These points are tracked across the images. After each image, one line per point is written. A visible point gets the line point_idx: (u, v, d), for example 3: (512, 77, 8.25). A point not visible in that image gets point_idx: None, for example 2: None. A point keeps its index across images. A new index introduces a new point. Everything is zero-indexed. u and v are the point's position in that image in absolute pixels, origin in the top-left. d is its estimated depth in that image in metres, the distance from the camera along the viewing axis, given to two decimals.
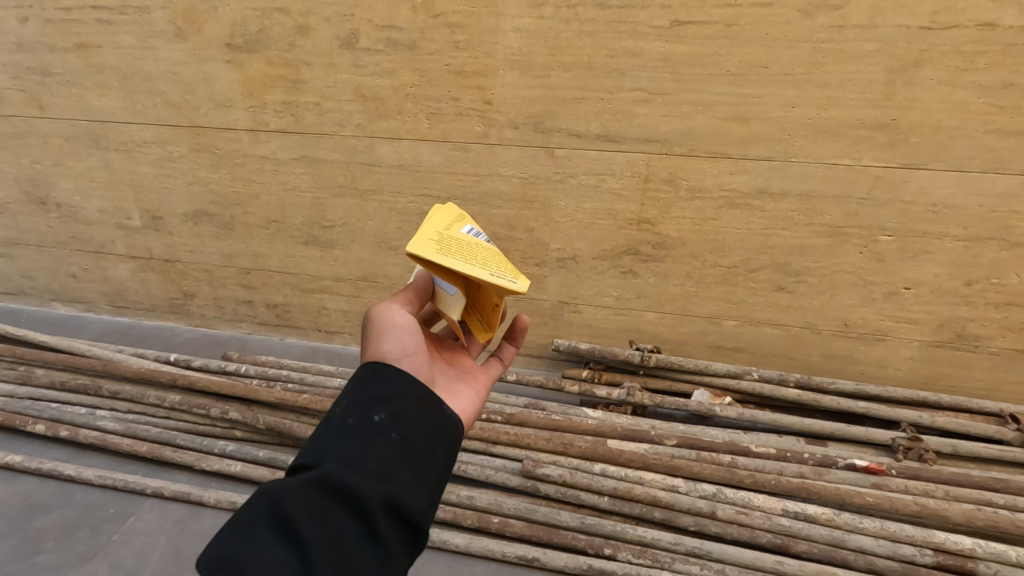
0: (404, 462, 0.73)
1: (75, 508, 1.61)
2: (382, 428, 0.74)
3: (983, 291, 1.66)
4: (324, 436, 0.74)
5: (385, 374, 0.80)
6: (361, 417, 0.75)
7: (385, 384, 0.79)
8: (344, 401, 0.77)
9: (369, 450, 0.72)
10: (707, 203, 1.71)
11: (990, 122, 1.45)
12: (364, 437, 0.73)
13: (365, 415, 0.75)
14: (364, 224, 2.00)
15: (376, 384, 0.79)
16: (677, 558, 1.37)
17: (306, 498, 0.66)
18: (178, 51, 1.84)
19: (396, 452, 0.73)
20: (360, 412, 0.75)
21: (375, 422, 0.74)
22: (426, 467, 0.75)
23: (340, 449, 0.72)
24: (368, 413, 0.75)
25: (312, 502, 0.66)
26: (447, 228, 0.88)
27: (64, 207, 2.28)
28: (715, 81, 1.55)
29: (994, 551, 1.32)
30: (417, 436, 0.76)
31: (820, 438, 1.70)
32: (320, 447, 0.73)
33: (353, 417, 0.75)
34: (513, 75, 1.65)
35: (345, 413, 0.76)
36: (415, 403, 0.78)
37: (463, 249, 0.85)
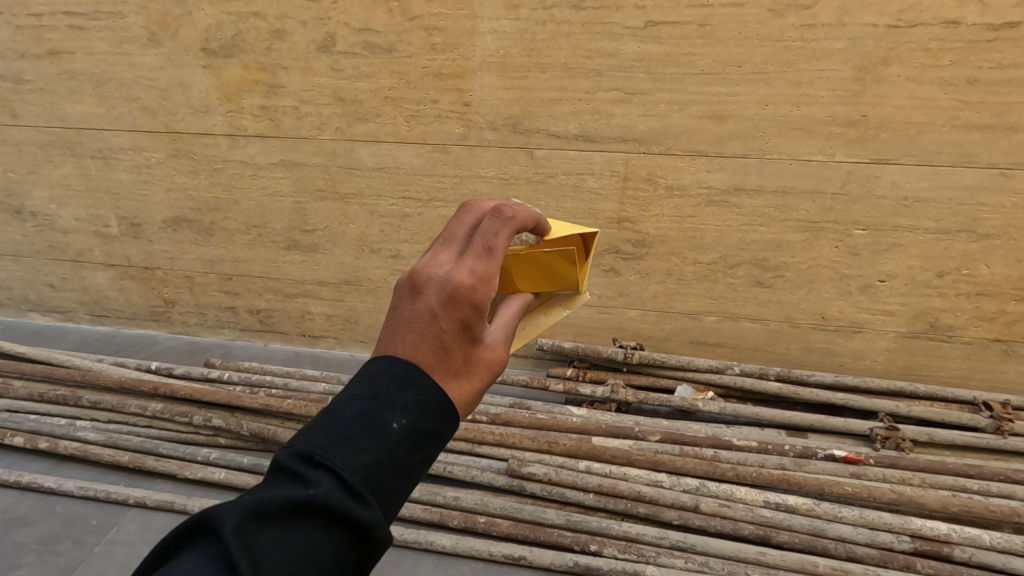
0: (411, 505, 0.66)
1: (55, 520, 1.58)
2: (418, 471, 0.64)
3: (955, 282, 1.70)
4: (370, 451, 0.59)
5: (447, 413, 0.67)
6: (410, 451, 0.62)
7: (443, 419, 0.66)
8: (404, 422, 0.62)
9: (403, 494, 0.62)
10: (685, 201, 1.73)
11: (957, 117, 1.48)
12: (404, 478, 0.62)
13: (415, 452, 0.63)
14: (345, 227, 2.00)
15: (437, 419, 0.65)
16: (662, 552, 1.38)
17: (332, 537, 0.55)
18: (152, 56, 1.83)
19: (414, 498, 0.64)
20: (413, 446, 0.62)
21: (416, 462, 0.63)
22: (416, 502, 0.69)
23: (383, 483, 0.59)
24: (418, 451, 0.63)
25: (336, 544, 0.56)
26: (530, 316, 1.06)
27: (39, 215, 2.25)
28: (690, 80, 1.57)
29: (968, 535, 1.35)
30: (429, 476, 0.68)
31: (800, 430, 1.73)
32: (367, 469, 0.58)
33: (405, 448, 0.61)
34: (491, 77, 1.66)
35: (399, 437, 0.61)
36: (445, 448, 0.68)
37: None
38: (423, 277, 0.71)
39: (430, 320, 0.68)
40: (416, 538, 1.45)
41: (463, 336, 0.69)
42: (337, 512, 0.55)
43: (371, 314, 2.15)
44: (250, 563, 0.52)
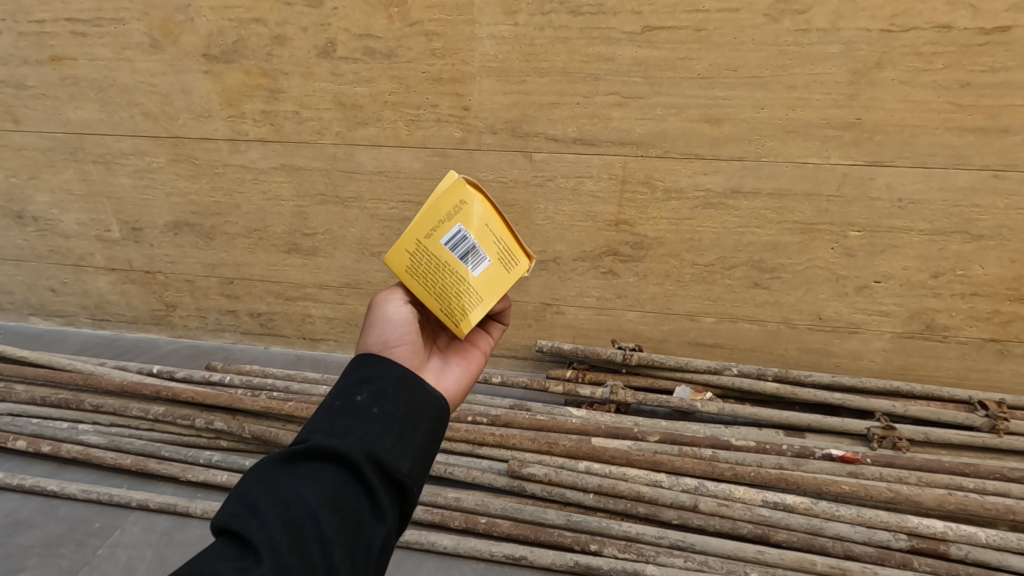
0: (390, 429, 0.80)
1: (59, 523, 1.59)
2: (366, 405, 0.81)
3: (950, 283, 1.71)
4: (317, 418, 0.81)
5: (368, 361, 0.88)
6: (347, 398, 0.82)
7: (368, 367, 0.87)
8: (335, 390, 0.85)
9: (354, 419, 0.79)
10: (683, 203, 1.75)
11: (950, 120, 1.50)
12: (349, 411, 0.80)
13: (349, 396, 0.83)
14: (346, 231, 2.01)
15: (360, 370, 0.87)
16: (662, 551, 1.39)
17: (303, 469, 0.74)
18: (154, 62, 1.84)
19: (381, 424, 0.80)
20: (345, 393, 0.83)
21: (359, 401, 0.82)
22: (412, 437, 0.82)
23: (329, 422, 0.79)
24: (353, 394, 0.83)
25: (306, 471, 0.74)
26: (429, 235, 0.90)
27: (41, 220, 2.26)
28: (687, 85, 1.59)
29: (964, 533, 1.37)
30: (399, 407, 0.82)
31: (798, 430, 1.74)
32: (313, 425, 0.80)
33: (340, 399, 0.83)
34: (490, 82, 1.68)
35: (333, 399, 0.83)
36: (395, 385, 0.84)
37: (432, 270, 0.91)
38: None
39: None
40: (418, 539, 1.46)
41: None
42: (295, 449, 0.76)
43: None
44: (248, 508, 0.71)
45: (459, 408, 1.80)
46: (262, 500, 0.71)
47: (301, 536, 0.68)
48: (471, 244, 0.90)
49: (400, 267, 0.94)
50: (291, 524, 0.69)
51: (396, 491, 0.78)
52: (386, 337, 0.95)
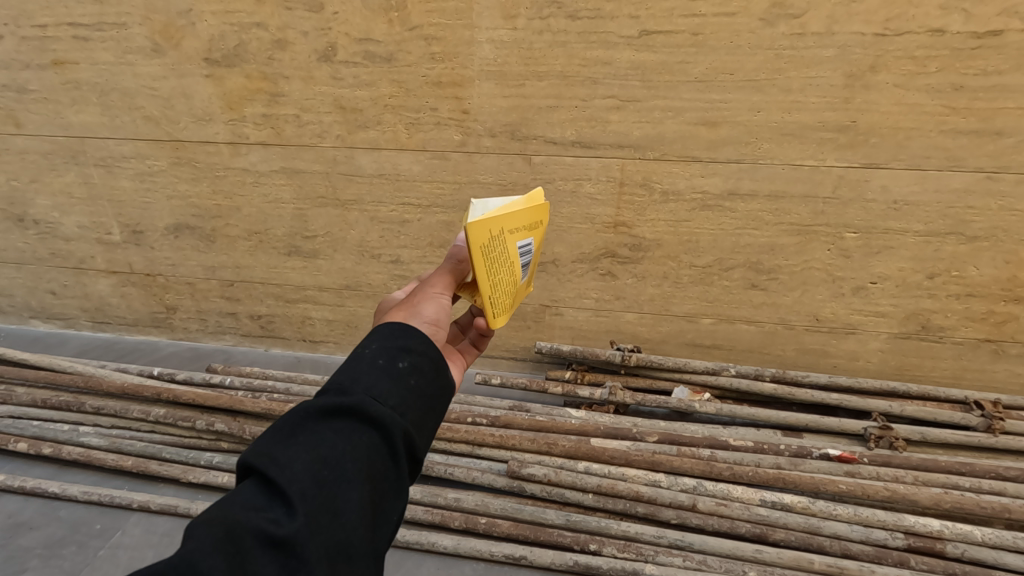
0: (421, 407, 0.73)
1: (60, 525, 1.60)
2: (407, 373, 0.73)
3: (945, 283, 1.73)
4: (355, 371, 0.71)
5: (411, 330, 0.79)
6: (388, 360, 0.74)
7: (409, 335, 0.78)
8: (373, 345, 0.76)
9: (395, 387, 0.71)
10: (680, 206, 1.76)
11: (944, 123, 1.52)
12: (389, 376, 0.72)
13: (390, 359, 0.74)
14: (346, 233, 2.02)
15: (401, 335, 0.78)
16: (661, 550, 1.40)
17: (341, 427, 0.66)
18: (155, 66, 1.86)
19: (416, 397, 0.73)
20: (385, 356, 0.74)
21: (401, 367, 0.73)
22: (434, 416, 0.76)
23: (371, 380, 0.70)
24: (393, 359, 0.74)
25: (341, 430, 0.66)
26: (510, 231, 0.90)
27: (41, 223, 2.27)
28: (684, 88, 1.60)
29: (960, 531, 1.38)
30: (432, 385, 0.76)
31: (796, 430, 1.75)
32: (348, 380, 0.71)
33: (381, 358, 0.74)
34: (489, 85, 1.69)
35: (370, 355, 0.74)
36: (433, 360, 0.77)
37: (500, 261, 0.88)
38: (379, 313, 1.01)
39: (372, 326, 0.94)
40: (418, 539, 1.47)
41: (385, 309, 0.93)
42: (331, 404, 0.67)
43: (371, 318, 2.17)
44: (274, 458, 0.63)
45: (459, 410, 1.81)
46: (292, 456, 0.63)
47: (332, 499, 0.61)
48: (526, 260, 0.98)
49: (474, 240, 0.82)
50: (325, 485, 0.62)
51: (414, 464, 0.73)
52: (436, 313, 0.85)
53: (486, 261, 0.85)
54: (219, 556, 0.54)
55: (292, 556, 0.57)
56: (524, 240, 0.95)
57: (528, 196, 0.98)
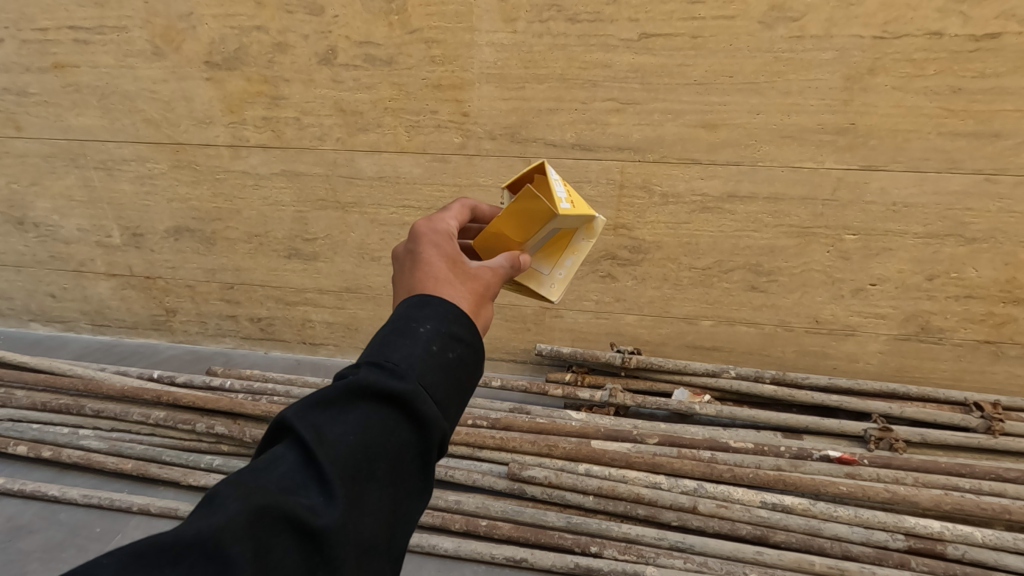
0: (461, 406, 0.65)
1: (59, 528, 1.59)
2: (456, 367, 0.64)
3: (944, 285, 1.73)
4: (406, 350, 0.61)
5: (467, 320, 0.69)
6: (441, 346, 0.64)
7: (464, 326, 0.68)
8: (430, 324, 0.65)
9: (444, 383, 0.62)
10: (680, 208, 1.77)
11: (943, 125, 1.53)
12: (441, 367, 0.62)
13: (443, 347, 0.64)
14: (346, 236, 2.03)
15: (458, 323, 0.68)
16: (661, 553, 1.40)
17: (384, 414, 0.58)
18: (156, 69, 1.86)
19: (459, 396, 0.65)
20: (440, 342, 0.64)
21: (450, 359, 0.64)
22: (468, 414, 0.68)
23: (422, 367, 0.61)
24: (446, 347, 0.64)
25: (385, 421, 0.57)
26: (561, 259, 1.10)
27: (41, 226, 2.27)
28: (683, 90, 1.61)
29: (960, 532, 1.38)
30: (472, 383, 0.68)
31: (796, 432, 1.75)
32: (403, 360, 0.61)
33: (435, 344, 0.63)
34: (489, 88, 1.70)
35: (426, 337, 0.64)
36: (479, 356, 0.68)
37: None
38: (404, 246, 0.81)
39: (411, 255, 0.77)
40: (419, 541, 1.47)
41: (442, 255, 0.77)
42: (381, 390, 0.58)
43: (371, 321, 2.17)
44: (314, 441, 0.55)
45: (459, 413, 1.81)
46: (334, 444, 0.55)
47: (363, 498, 0.54)
48: None
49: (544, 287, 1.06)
50: (360, 481, 0.54)
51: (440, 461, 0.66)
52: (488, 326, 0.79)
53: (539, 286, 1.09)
54: (247, 554, 0.47)
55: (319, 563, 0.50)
56: None
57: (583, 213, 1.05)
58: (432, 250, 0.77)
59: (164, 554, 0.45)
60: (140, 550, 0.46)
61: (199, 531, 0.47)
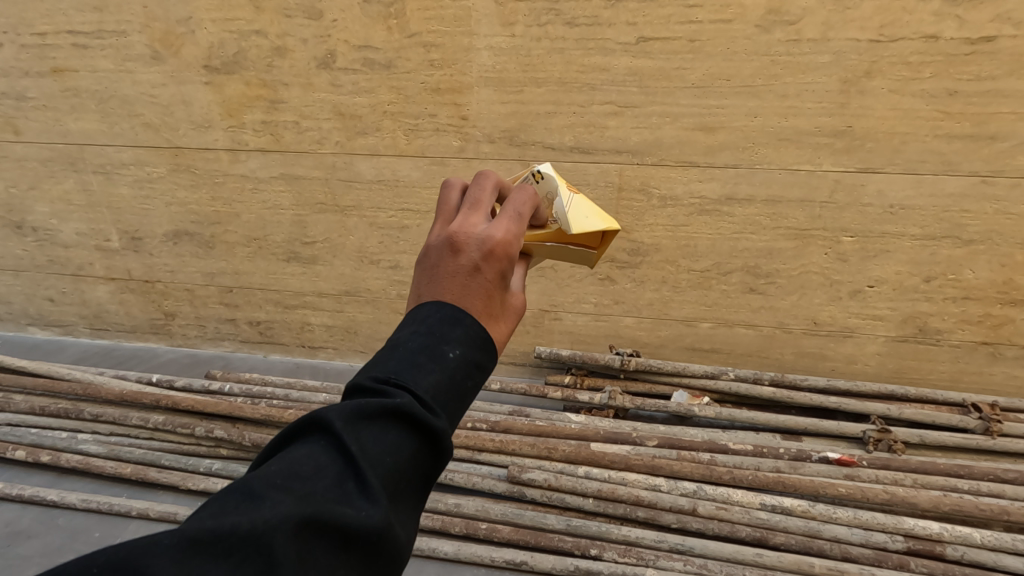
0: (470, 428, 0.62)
1: (58, 533, 1.59)
2: (476, 393, 0.60)
3: (942, 286, 1.74)
4: (436, 373, 0.56)
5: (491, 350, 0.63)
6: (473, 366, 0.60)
7: (489, 357, 0.62)
8: (462, 349, 0.59)
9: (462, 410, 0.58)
10: (678, 211, 1.78)
11: (939, 127, 1.54)
12: (463, 396, 0.58)
13: (469, 374, 0.59)
14: (345, 239, 2.03)
15: (485, 353, 0.61)
16: (661, 555, 1.40)
17: (415, 438, 0.53)
18: (155, 73, 1.86)
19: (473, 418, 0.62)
20: (468, 368, 0.59)
21: (469, 388, 0.59)
22: None
23: (447, 394, 0.57)
24: (472, 374, 0.60)
25: (414, 449, 0.53)
26: None
27: (40, 230, 2.27)
28: (681, 93, 1.62)
29: (959, 534, 1.38)
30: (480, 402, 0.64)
31: (795, 434, 1.76)
32: (435, 386, 0.55)
33: (463, 372, 0.58)
34: (488, 92, 1.70)
35: (457, 363, 0.58)
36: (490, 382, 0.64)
37: None
38: (460, 235, 0.64)
39: (469, 274, 0.62)
40: (419, 545, 1.46)
41: (500, 288, 0.64)
42: (415, 415, 0.53)
43: (370, 324, 2.17)
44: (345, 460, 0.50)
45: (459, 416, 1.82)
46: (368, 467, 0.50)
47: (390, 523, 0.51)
48: None
49: None
50: (390, 506, 0.50)
51: None
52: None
53: None
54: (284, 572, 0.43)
55: None
56: None
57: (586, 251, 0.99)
58: (491, 281, 0.63)
59: (206, 556, 0.42)
60: (184, 542, 0.42)
61: (242, 536, 0.43)
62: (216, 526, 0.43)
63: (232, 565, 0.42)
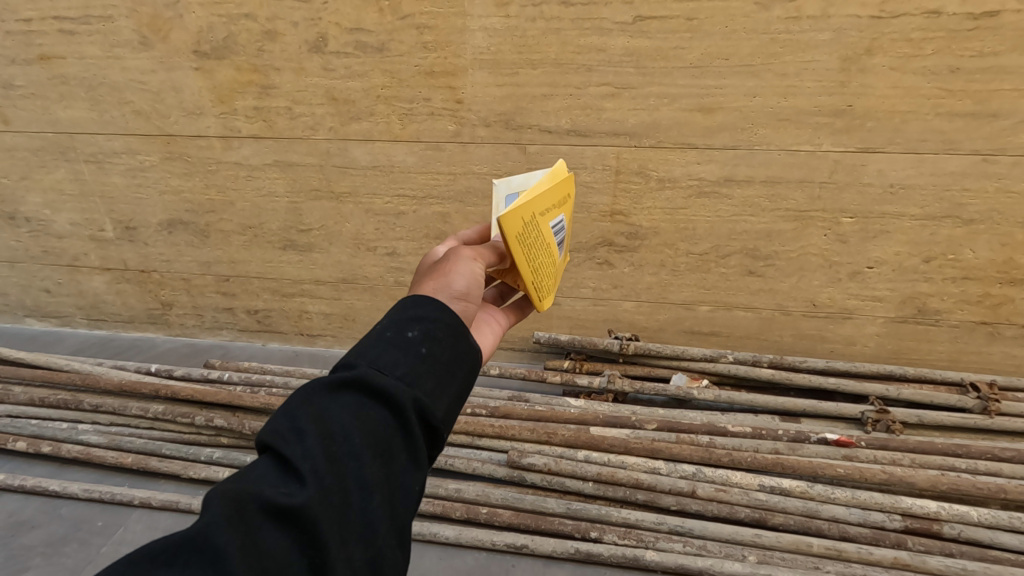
0: (434, 376, 0.68)
1: (61, 523, 1.60)
2: (417, 343, 0.68)
3: (941, 267, 1.73)
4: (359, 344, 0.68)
5: (423, 300, 0.75)
6: (395, 332, 0.69)
7: (422, 307, 0.73)
8: (384, 320, 0.72)
9: (402, 357, 0.66)
10: (676, 193, 1.76)
11: (941, 105, 1.51)
12: (398, 347, 0.67)
13: (398, 329, 0.69)
14: (341, 226, 2.01)
15: (413, 307, 0.73)
16: (661, 537, 1.41)
17: (347, 396, 0.62)
18: (144, 59, 1.83)
19: (430, 364, 0.68)
20: (395, 326, 0.70)
21: (405, 338, 0.68)
22: (451, 383, 0.70)
23: (374, 352, 0.66)
24: (402, 329, 0.70)
25: (350, 402, 0.62)
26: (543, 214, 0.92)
27: (33, 221, 2.25)
28: (679, 74, 1.59)
29: (957, 512, 1.39)
30: (444, 353, 0.70)
31: (793, 415, 1.77)
32: (358, 352, 0.67)
33: (388, 330, 0.69)
34: (482, 74, 1.68)
35: (380, 329, 0.70)
36: (448, 329, 0.72)
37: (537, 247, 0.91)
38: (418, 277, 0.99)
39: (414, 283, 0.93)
40: (419, 530, 1.47)
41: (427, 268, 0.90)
42: (339, 376, 0.64)
43: (368, 311, 2.17)
44: (287, 434, 0.59)
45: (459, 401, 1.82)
46: (303, 426, 0.59)
47: (339, 471, 0.57)
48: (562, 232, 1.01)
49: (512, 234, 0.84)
50: (332, 457, 0.57)
51: (434, 435, 0.67)
52: (465, 287, 0.81)
53: (535, 250, 0.91)
54: (231, 548, 0.50)
55: (307, 530, 0.53)
56: (556, 219, 0.98)
57: (555, 172, 0.99)
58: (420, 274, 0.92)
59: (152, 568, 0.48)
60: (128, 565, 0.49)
61: (179, 542, 0.49)
62: (155, 544, 0.50)
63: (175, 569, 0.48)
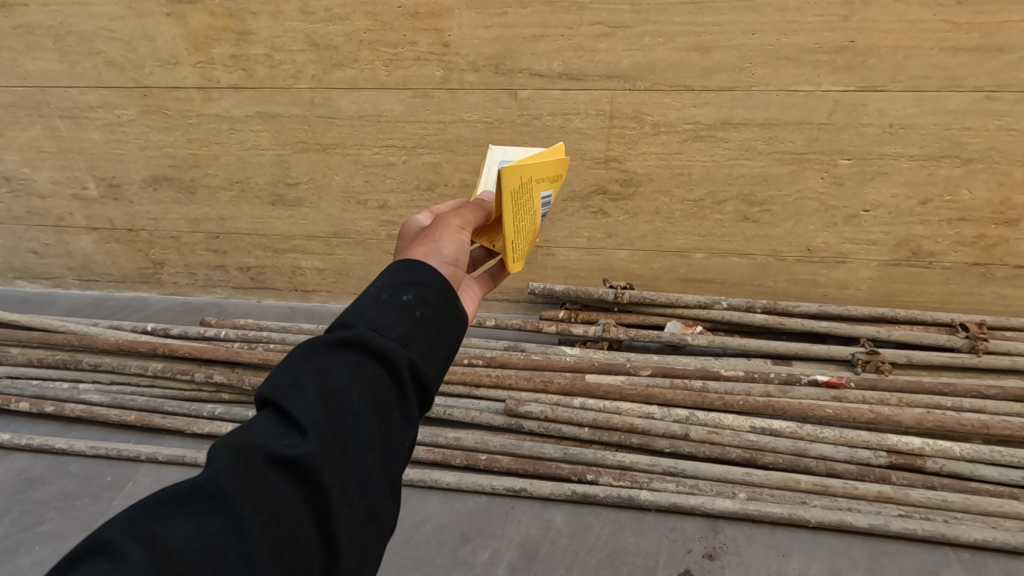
0: (428, 338, 0.68)
1: (70, 479, 1.64)
2: (412, 305, 0.68)
3: (937, 209, 1.72)
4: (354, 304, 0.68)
5: (416, 263, 0.74)
6: (391, 294, 0.69)
7: (416, 270, 0.73)
8: (379, 281, 0.71)
9: (397, 318, 0.66)
10: (672, 137, 1.71)
11: (945, 39, 1.46)
12: (393, 309, 0.67)
13: (394, 292, 0.69)
14: (330, 180, 1.97)
15: (407, 270, 0.73)
16: (655, 477, 1.46)
17: (344, 354, 0.62)
18: (111, 5, 1.74)
19: (425, 327, 0.68)
20: (391, 289, 0.70)
21: (399, 301, 0.68)
22: (442, 346, 0.70)
23: (369, 312, 0.66)
24: (397, 291, 0.69)
25: (347, 361, 0.62)
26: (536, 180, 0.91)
27: (13, 180, 2.19)
28: (675, 11, 1.52)
29: (940, 447, 1.43)
30: (438, 316, 0.70)
31: (785, 358, 1.79)
32: (355, 313, 0.67)
33: (383, 292, 0.69)
34: (469, 15, 1.60)
35: (374, 290, 0.70)
36: (440, 292, 0.72)
37: (524, 209, 0.90)
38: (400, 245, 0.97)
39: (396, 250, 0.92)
40: (420, 476, 1.52)
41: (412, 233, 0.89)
42: (336, 336, 0.64)
43: (362, 266, 2.16)
44: (285, 390, 0.59)
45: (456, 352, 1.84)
46: (302, 383, 0.59)
47: (339, 426, 0.58)
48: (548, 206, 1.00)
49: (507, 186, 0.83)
50: (331, 413, 0.58)
51: (426, 396, 0.68)
52: (455, 253, 0.80)
53: (522, 211, 0.90)
54: (239, 495, 0.51)
55: (310, 481, 0.54)
56: (546, 191, 0.97)
57: (551, 150, 1.00)
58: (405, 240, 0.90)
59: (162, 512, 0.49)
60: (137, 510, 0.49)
61: (188, 488, 0.50)
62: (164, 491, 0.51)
63: (187, 513, 0.49)
